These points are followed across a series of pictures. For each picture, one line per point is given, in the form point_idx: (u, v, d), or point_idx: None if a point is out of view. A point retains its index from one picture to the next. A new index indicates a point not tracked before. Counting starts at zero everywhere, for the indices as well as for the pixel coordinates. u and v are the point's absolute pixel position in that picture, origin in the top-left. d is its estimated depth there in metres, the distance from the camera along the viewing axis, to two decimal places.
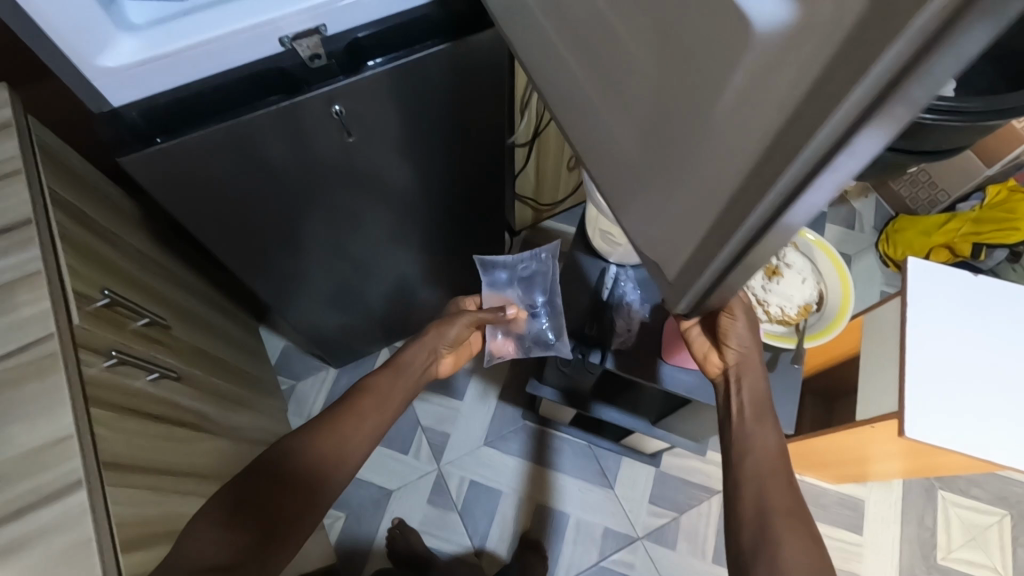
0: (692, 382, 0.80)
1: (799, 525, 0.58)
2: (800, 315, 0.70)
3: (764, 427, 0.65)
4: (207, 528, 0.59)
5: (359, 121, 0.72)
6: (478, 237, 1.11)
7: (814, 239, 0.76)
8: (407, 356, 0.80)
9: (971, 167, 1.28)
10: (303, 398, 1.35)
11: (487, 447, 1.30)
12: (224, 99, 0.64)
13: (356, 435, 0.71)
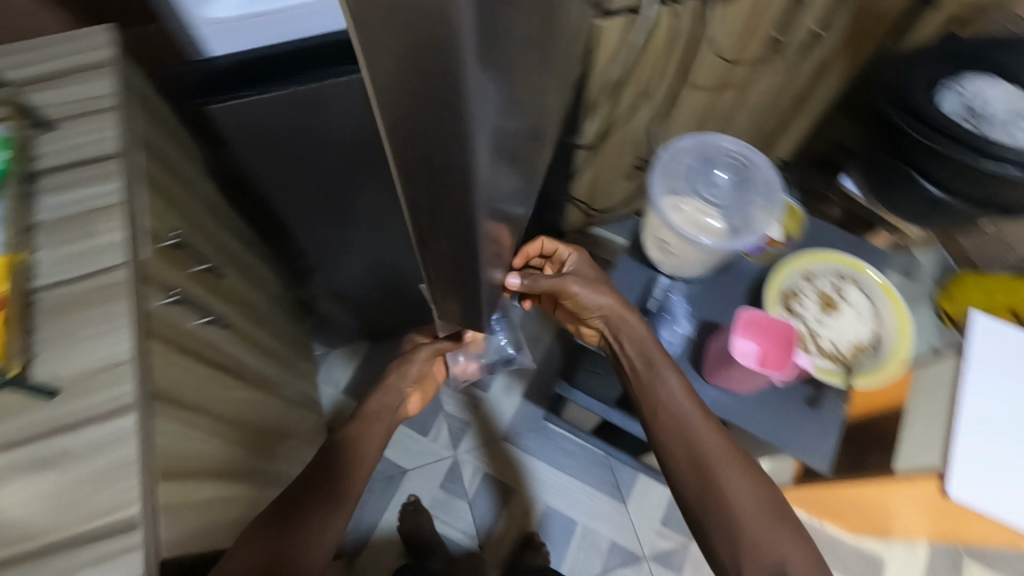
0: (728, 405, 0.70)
1: (737, 468, 0.60)
2: (851, 354, 0.69)
3: (664, 376, 0.67)
4: (242, 547, 0.58)
5: None
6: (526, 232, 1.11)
7: (882, 280, 0.72)
8: (378, 401, 0.81)
9: None
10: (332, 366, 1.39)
11: (505, 441, 1.30)
12: (311, 65, 0.67)
13: (364, 447, 0.73)
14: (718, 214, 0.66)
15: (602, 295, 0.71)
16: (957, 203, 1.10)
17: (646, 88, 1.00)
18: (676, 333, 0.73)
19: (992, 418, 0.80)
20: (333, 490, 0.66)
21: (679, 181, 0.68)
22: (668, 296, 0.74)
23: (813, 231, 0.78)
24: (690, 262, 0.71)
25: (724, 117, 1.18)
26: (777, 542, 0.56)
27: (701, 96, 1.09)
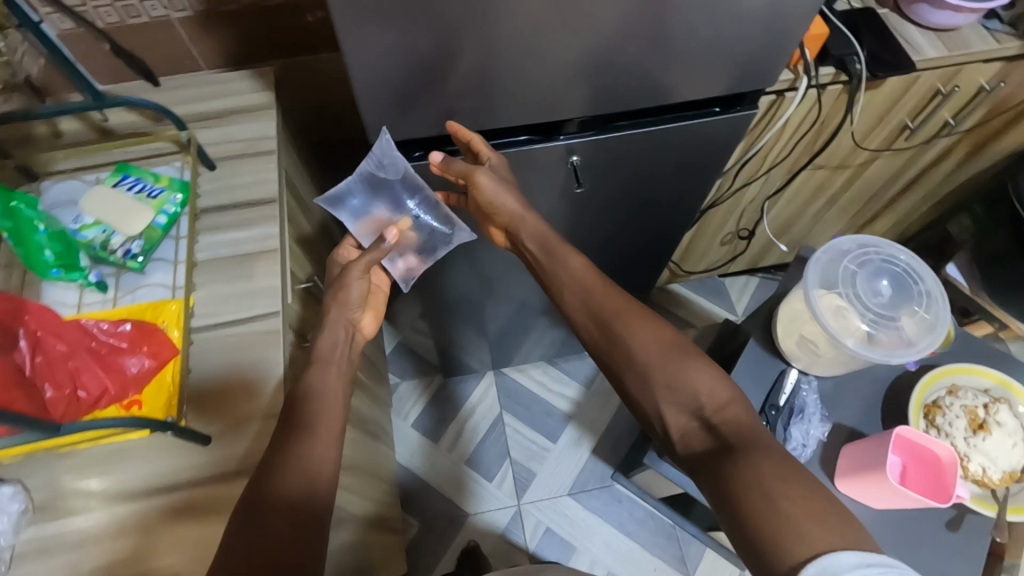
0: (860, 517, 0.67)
1: (644, 323, 0.59)
2: (1005, 482, 0.65)
3: (563, 255, 0.66)
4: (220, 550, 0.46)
5: (590, 174, 0.75)
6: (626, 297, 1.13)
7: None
8: (325, 341, 0.62)
9: None
10: (403, 397, 1.38)
11: (570, 497, 1.28)
12: (486, 132, 0.69)
13: (322, 404, 0.56)
14: (877, 325, 0.62)
15: (504, 198, 0.67)
16: None
17: (768, 164, 0.99)
18: (809, 433, 0.70)
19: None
20: (293, 443, 0.51)
21: (842, 282, 0.64)
22: (799, 393, 0.72)
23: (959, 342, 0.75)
24: (836, 364, 0.69)
25: (835, 195, 1.16)
26: (685, 377, 0.54)
27: (818, 175, 1.07)
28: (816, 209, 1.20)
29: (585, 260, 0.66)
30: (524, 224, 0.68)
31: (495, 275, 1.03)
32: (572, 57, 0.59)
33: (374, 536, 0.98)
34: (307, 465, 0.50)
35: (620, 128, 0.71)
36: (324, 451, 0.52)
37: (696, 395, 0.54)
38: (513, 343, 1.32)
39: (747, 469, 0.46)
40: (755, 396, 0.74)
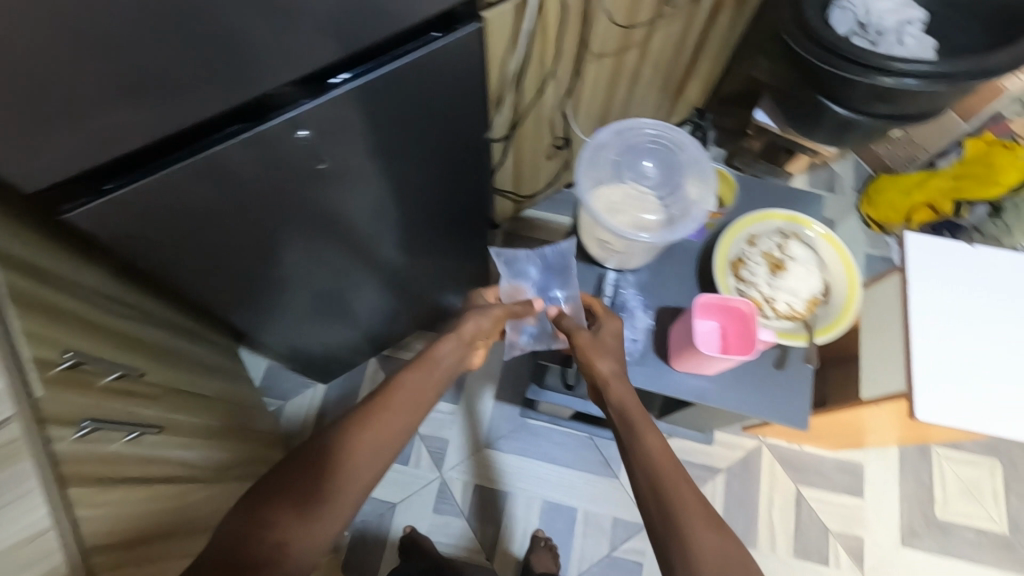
0: (704, 388, 0.71)
1: (704, 526, 0.56)
2: (806, 312, 0.68)
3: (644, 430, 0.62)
4: (234, 519, 0.56)
5: (327, 143, 0.69)
6: (462, 232, 1.12)
7: (823, 231, 0.72)
8: (385, 406, 0.66)
9: (953, 125, 1.35)
10: (291, 417, 1.31)
11: (488, 449, 1.28)
12: (199, 129, 0.61)
13: (347, 475, 0.61)
14: (653, 206, 0.66)
15: (604, 364, 0.67)
16: (870, 121, 1.14)
17: (550, 69, 0.96)
18: (636, 326, 0.74)
19: (963, 330, 0.78)
20: (332, 471, 0.60)
21: (606, 170, 0.68)
22: (620, 292, 0.76)
23: (745, 193, 0.79)
24: (634, 255, 0.71)
25: (632, 80, 1.16)
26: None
27: (605, 64, 1.05)
28: (621, 95, 1.19)
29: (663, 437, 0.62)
30: (612, 389, 0.66)
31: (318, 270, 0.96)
32: (249, 26, 0.52)
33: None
34: (304, 540, 0.56)
35: (344, 82, 0.63)
36: (328, 526, 0.58)
37: None
38: (382, 323, 1.28)
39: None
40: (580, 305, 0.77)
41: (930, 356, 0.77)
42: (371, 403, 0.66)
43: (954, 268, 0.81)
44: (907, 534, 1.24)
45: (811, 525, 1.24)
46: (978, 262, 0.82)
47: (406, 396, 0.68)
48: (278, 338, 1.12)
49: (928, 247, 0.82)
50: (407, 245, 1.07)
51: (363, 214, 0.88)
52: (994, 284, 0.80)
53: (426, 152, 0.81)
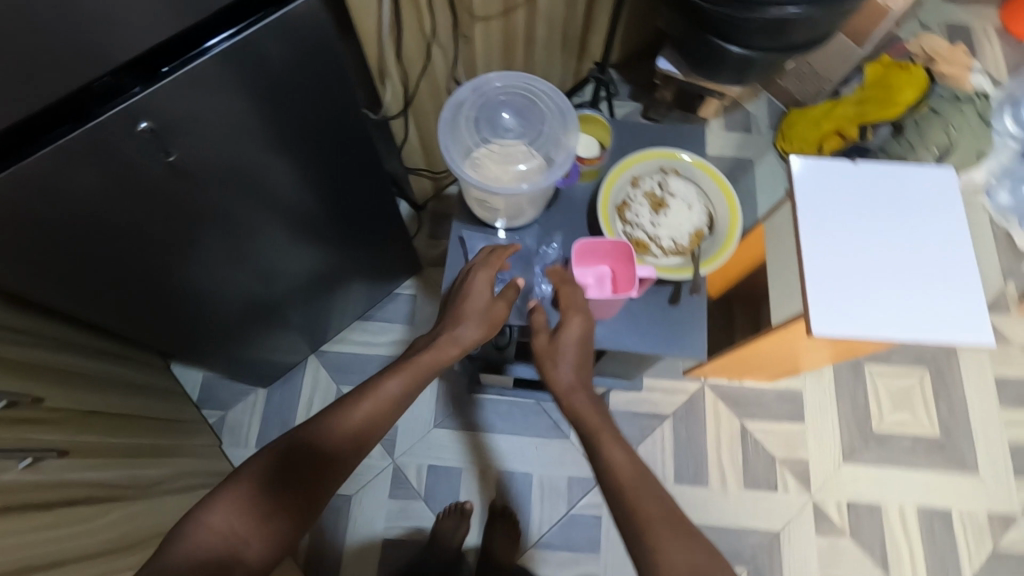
0: (601, 333, 0.73)
1: (673, 532, 0.57)
2: (691, 245, 0.70)
3: (607, 447, 0.64)
4: (237, 494, 0.60)
5: (177, 135, 0.66)
6: (373, 216, 1.11)
7: (694, 159, 0.72)
8: (367, 417, 0.69)
9: (847, 48, 1.35)
10: (235, 426, 1.28)
11: (437, 429, 1.28)
12: (22, 132, 0.58)
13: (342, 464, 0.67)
14: (525, 155, 0.65)
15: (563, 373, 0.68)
16: (763, 56, 1.16)
17: (431, 36, 0.94)
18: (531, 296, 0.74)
19: (852, 245, 0.80)
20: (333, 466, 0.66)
21: (470, 130, 0.66)
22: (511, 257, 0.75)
23: (624, 136, 0.79)
24: (514, 211, 0.71)
25: (528, 42, 1.15)
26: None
27: (494, 28, 1.04)
28: (521, 60, 1.18)
29: (629, 451, 0.64)
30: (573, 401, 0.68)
31: (221, 273, 0.94)
32: (52, 14, 0.49)
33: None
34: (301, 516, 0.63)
35: (172, 69, 0.61)
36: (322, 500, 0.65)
37: None
38: (317, 317, 1.26)
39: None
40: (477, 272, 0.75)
41: (820, 273, 0.79)
42: (353, 409, 0.69)
43: (839, 186, 0.83)
44: (848, 452, 1.29)
45: (757, 456, 1.28)
46: (861, 177, 0.84)
47: (384, 406, 0.70)
48: (200, 347, 1.10)
49: (812, 169, 0.84)
50: (319, 237, 1.05)
51: (253, 210, 0.86)
52: (877, 197, 0.82)
53: (300, 137, 0.80)
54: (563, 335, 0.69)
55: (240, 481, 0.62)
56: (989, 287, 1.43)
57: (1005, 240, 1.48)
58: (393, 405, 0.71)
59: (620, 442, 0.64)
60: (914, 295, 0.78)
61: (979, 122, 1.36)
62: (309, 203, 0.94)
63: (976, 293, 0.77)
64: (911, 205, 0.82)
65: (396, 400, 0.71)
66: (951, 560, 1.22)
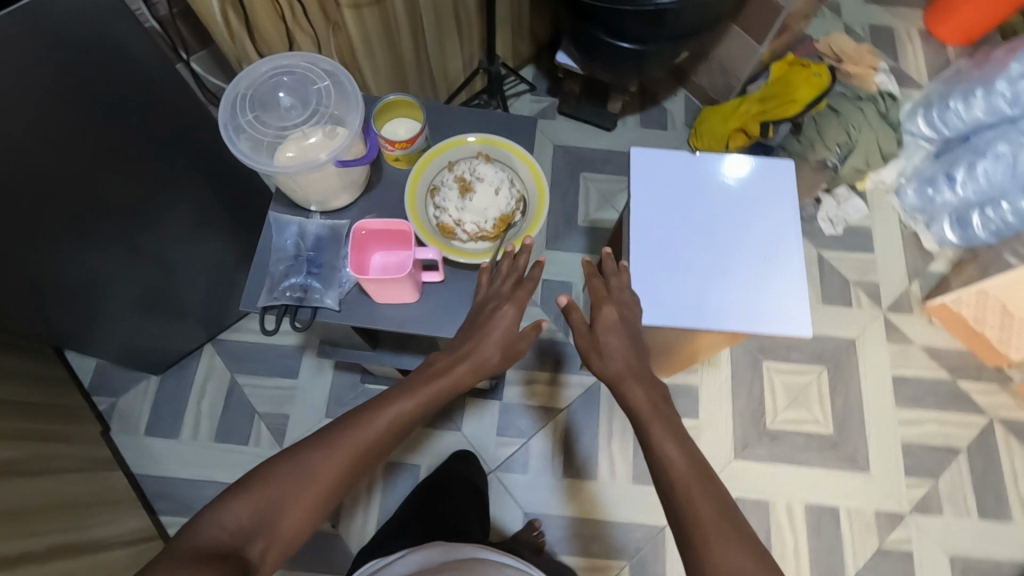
0: (404, 314, 0.69)
1: (731, 545, 0.55)
2: (495, 228, 0.71)
3: (661, 444, 0.62)
4: (242, 500, 0.55)
5: None
6: (233, 194, 1.15)
7: (478, 138, 0.73)
8: (387, 427, 0.61)
9: (748, 44, 1.35)
10: (126, 413, 1.27)
11: (329, 418, 1.27)
12: None
13: (355, 474, 0.60)
14: (308, 127, 0.63)
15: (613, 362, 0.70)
16: (651, 50, 1.13)
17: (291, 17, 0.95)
18: (334, 282, 0.69)
19: (673, 240, 0.82)
20: (346, 475, 0.59)
21: (244, 114, 0.63)
22: (317, 242, 0.71)
23: (439, 120, 0.79)
24: (315, 188, 0.68)
25: (415, 31, 1.15)
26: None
27: (369, 16, 1.04)
28: (412, 49, 1.18)
29: (687, 447, 0.61)
30: (630, 393, 0.67)
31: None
32: None
33: (101, 563, 0.93)
34: (300, 526, 0.57)
35: None
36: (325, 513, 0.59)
37: None
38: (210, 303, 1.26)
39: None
40: (279, 253, 0.70)
41: (633, 246, 0.82)
42: (356, 429, 0.60)
43: (690, 175, 0.85)
44: (740, 446, 1.29)
45: None
46: (737, 176, 0.85)
47: (391, 428, 0.61)
48: (86, 332, 1.09)
49: (648, 162, 0.86)
50: (180, 213, 1.08)
51: (83, 174, 0.89)
52: (734, 199, 0.84)
53: (115, 97, 0.86)
54: (601, 327, 0.72)
55: (249, 487, 0.56)
56: (893, 286, 1.44)
57: (912, 239, 1.48)
58: (399, 427, 0.62)
59: (677, 438, 0.62)
60: (731, 289, 0.79)
61: (879, 119, 1.36)
62: (170, 170, 1.01)
63: (768, 307, 0.78)
64: (758, 214, 0.83)
65: (404, 421, 0.62)
66: (837, 555, 1.23)
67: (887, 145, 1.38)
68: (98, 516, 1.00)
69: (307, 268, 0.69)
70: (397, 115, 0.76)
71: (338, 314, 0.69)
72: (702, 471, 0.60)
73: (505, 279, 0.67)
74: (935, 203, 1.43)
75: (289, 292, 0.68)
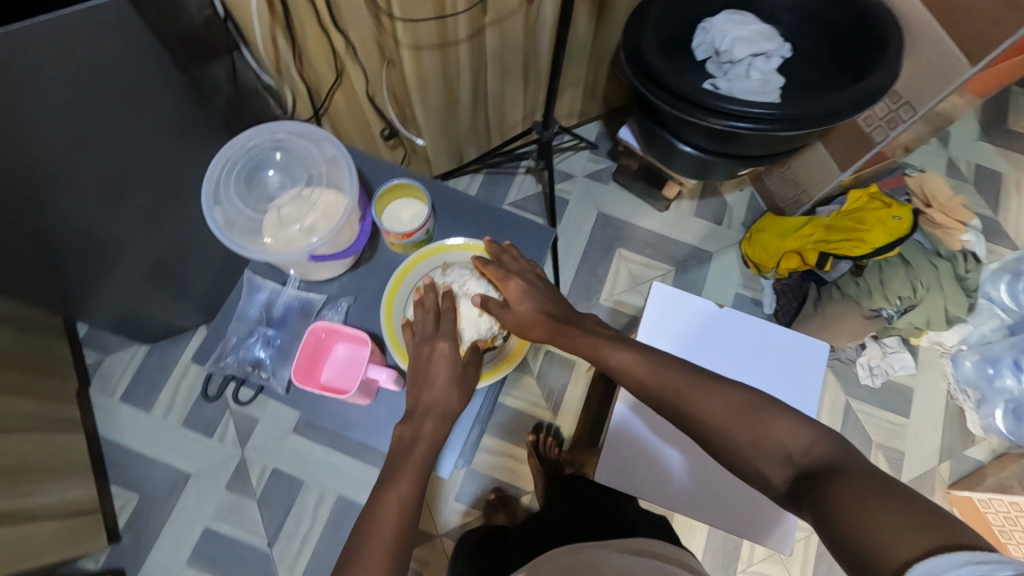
0: (347, 418, 0.69)
1: (707, 389, 0.60)
2: (482, 345, 0.70)
3: (610, 357, 0.67)
4: None
5: None
6: None
7: (463, 242, 0.75)
8: (400, 510, 0.56)
9: (828, 166, 1.25)
10: (108, 372, 1.28)
11: (295, 435, 1.24)
12: None
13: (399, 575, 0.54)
14: (285, 211, 0.66)
15: (537, 330, 0.69)
16: (718, 159, 1.06)
17: (344, 47, 0.93)
18: (283, 367, 0.72)
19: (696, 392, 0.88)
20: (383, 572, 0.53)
21: (228, 185, 0.66)
22: (280, 320, 0.74)
23: (444, 212, 0.79)
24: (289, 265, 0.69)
25: (476, 78, 1.10)
26: (763, 428, 0.55)
27: (428, 58, 0.99)
28: (469, 92, 1.13)
29: (631, 352, 0.66)
30: (567, 339, 0.69)
31: (99, 227, 0.92)
32: None
33: (24, 535, 0.92)
34: None
35: None
36: None
37: (780, 444, 0.54)
38: (212, 290, 1.26)
39: (843, 497, 0.46)
40: (243, 322, 0.74)
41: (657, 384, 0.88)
42: (373, 529, 0.55)
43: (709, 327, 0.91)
44: None
45: None
46: (776, 340, 0.92)
47: (405, 509, 0.57)
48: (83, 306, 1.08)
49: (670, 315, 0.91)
50: (193, 204, 1.06)
51: None
52: (762, 361, 0.90)
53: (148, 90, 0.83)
54: (512, 299, 0.69)
55: None
56: (919, 461, 1.30)
57: (956, 417, 1.34)
58: (409, 507, 0.57)
59: (624, 344, 0.67)
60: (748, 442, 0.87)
61: (953, 284, 1.22)
62: (192, 165, 0.98)
63: None
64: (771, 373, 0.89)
65: (411, 501, 0.58)
66: None
67: (956, 310, 1.23)
68: (39, 482, 0.99)
69: (261, 343, 0.73)
70: (395, 196, 0.75)
71: (283, 396, 0.70)
72: (651, 359, 0.65)
73: (425, 321, 0.68)
74: (992, 386, 1.28)
75: (237, 365, 0.73)
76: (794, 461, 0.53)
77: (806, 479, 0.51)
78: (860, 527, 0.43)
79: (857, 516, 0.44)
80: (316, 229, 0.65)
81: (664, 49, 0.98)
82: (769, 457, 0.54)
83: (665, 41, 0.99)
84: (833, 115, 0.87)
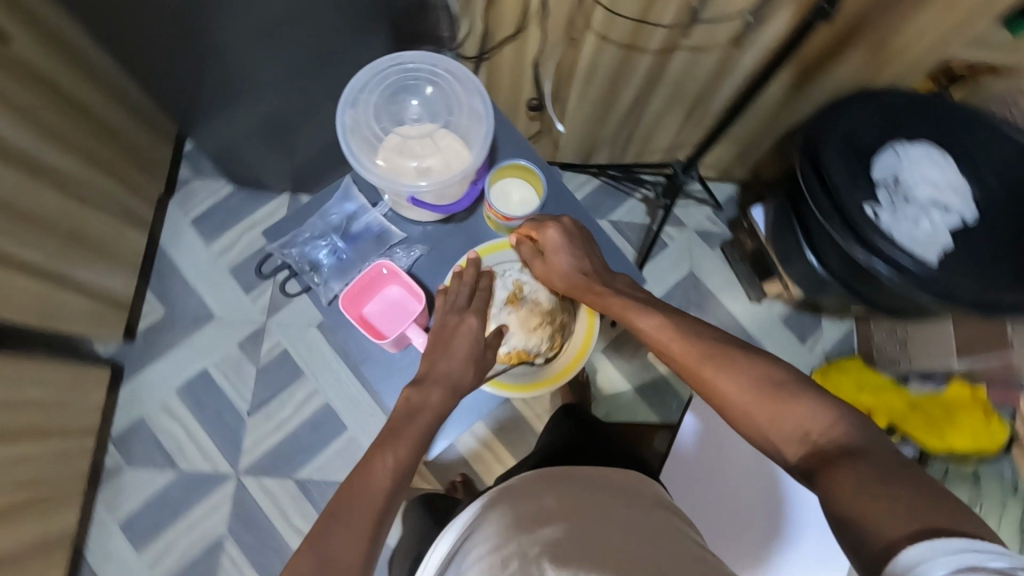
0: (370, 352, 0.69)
1: (724, 366, 0.57)
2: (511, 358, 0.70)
3: (635, 317, 0.65)
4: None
5: None
6: None
7: None
8: (391, 478, 0.54)
9: (946, 344, 1.13)
10: (192, 194, 1.34)
11: (317, 330, 1.26)
12: None
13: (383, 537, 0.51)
14: (412, 145, 0.65)
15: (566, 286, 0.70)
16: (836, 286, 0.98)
17: (537, 8, 0.89)
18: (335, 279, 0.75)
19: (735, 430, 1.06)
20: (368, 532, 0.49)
21: (372, 94, 0.66)
22: (351, 238, 0.75)
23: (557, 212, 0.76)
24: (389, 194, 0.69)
25: (643, 91, 1.05)
26: (787, 408, 0.52)
27: (609, 52, 0.95)
28: (629, 101, 1.08)
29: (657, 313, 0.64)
30: (591, 294, 0.68)
31: (244, 68, 0.95)
32: None
33: (60, 298, 0.99)
34: None
35: None
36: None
37: (805, 422, 0.51)
38: (310, 168, 1.29)
39: (844, 475, 0.45)
40: (320, 223, 0.76)
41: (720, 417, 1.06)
42: (360, 489, 0.52)
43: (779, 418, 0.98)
44: None
45: None
46: None
47: (396, 477, 0.54)
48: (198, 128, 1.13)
49: None
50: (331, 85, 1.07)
51: None
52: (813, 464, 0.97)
53: None
54: (543, 250, 0.70)
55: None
56: None
57: None
58: (400, 474, 0.54)
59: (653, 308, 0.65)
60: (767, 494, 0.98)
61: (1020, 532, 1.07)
62: (348, 50, 0.99)
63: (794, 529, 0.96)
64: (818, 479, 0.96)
65: (403, 471, 0.55)
66: None
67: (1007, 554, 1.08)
68: (92, 261, 1.06)
69: (327, 251, 0.76)
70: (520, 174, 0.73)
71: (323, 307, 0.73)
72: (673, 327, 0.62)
73: (458, 293, 0.69)
74: None
75: (297, 259, 0.76)
76: (812, 440, 0.50)
77: (820, 459, 0.48)
78: (861, 511, 0.42)
79: (856, 492, 0.44)
80: (431, 176, 0.65)
81: (845, 152, 0.90)
82: (787, 435, 0.51)
83: (850, 145, 0.91)
84: (986, 308, 0.81)
